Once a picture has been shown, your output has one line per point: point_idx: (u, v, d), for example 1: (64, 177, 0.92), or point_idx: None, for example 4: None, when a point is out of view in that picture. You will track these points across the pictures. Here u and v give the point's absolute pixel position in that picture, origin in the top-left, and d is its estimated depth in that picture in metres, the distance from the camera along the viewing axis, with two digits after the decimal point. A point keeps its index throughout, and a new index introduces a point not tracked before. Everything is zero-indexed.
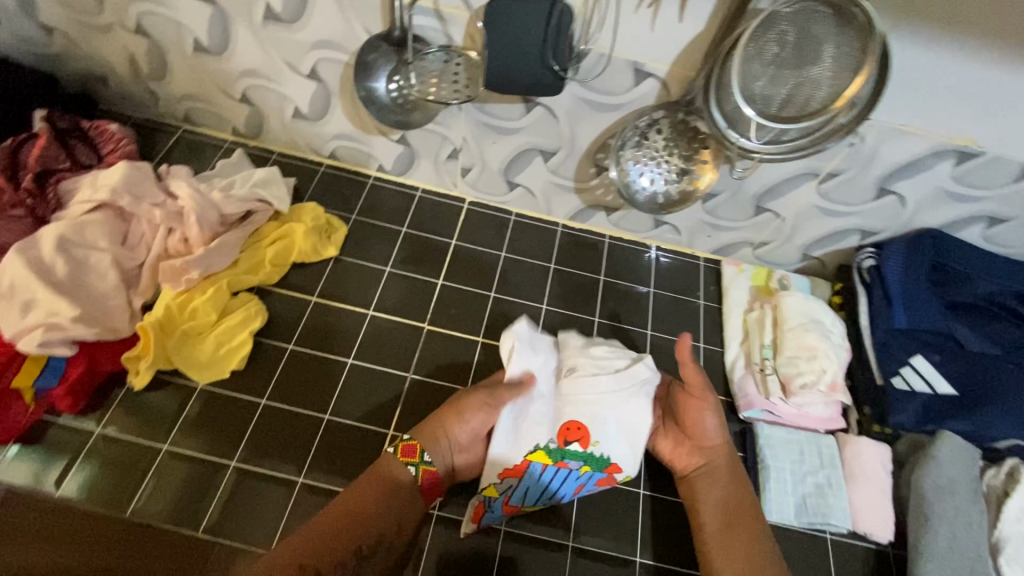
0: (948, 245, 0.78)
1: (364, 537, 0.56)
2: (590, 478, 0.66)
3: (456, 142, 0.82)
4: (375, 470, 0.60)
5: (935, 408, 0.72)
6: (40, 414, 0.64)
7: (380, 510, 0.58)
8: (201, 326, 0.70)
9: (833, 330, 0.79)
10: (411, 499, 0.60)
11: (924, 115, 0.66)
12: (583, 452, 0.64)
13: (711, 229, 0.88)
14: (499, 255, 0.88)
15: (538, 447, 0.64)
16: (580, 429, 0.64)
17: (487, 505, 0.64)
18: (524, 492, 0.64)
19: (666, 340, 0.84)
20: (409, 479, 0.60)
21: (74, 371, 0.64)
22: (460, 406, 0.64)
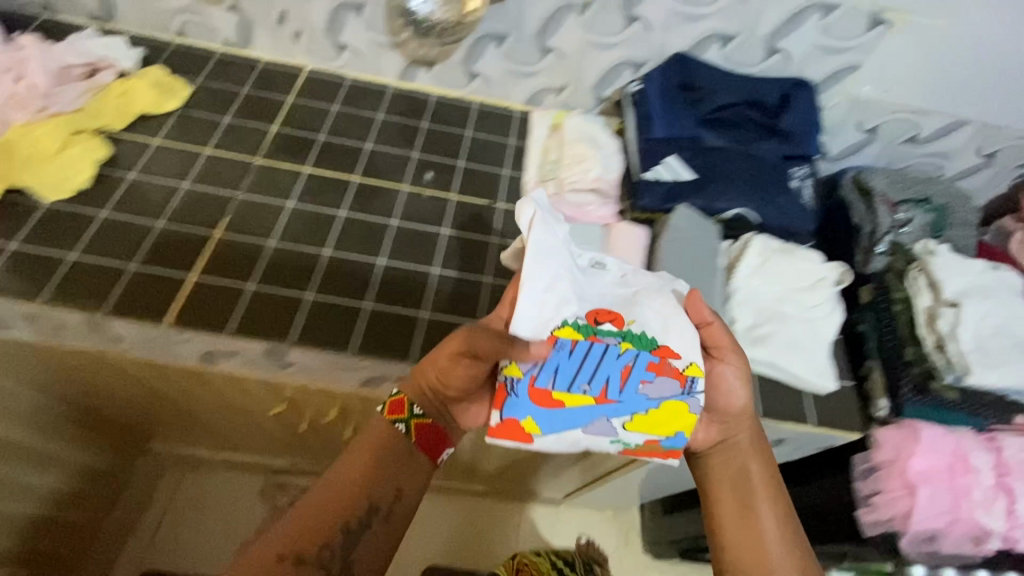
0: (694, 65, 0.93)
1: (354, 514, 0.57)
2: (636, 358, 0.61)
3: (280, 5, 0.96)
4: (373, 443, 0.61)
5: (677, 191, 0.88)
6: None
7: (374, 480, 0.59)
8: (41, 152, 0.82)
9: (606, 146, 0.95)
10: (408, 460, 0.61)
11: None
12: (619, 331, 0.62)
13: (516, 78, 1.01)
14: (332, 109, 1.00)
15: (566, 323, 0.61)
16: (611, 312, 0.63)
17: (508, 387, 0.62)
18: (553, 373, 0.61)
19: (476, 170, 0.98)
20: (395, 434, 0.62)
21: None
22: (433, 361, 0.63)
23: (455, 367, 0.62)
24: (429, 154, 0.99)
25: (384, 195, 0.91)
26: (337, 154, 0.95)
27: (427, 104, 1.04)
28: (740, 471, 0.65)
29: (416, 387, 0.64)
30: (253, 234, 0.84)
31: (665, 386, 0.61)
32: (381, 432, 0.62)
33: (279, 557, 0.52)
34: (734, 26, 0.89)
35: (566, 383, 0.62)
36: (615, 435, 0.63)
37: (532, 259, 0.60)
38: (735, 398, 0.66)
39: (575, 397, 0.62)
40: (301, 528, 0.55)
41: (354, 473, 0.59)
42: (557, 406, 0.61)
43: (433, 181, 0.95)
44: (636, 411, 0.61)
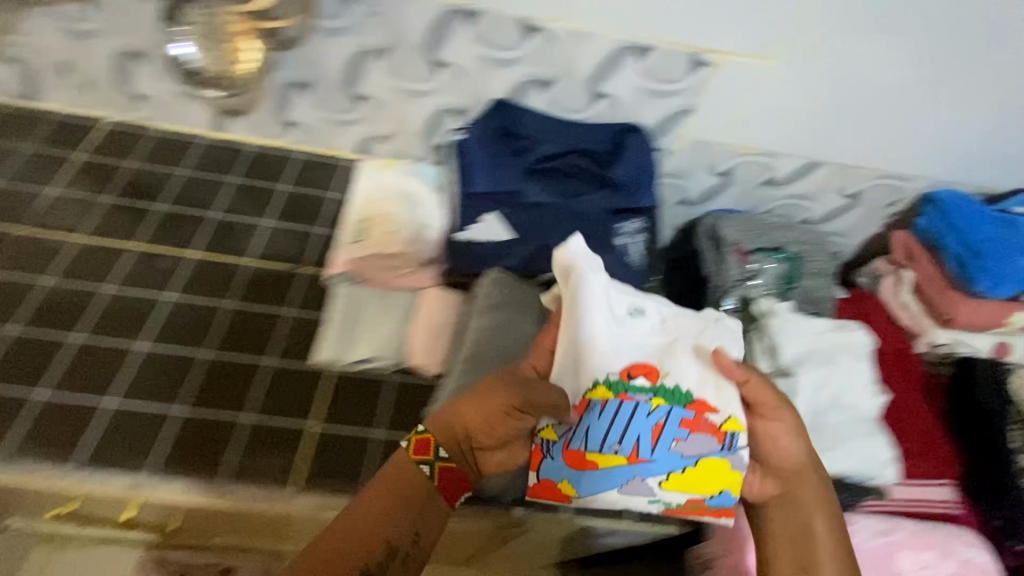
0: (516, 112, 0.85)
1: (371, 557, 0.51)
2: (669, 415, 0.58)
3: (59, 55, 0.86)
4: (391, 480, 0.55)
5: (489, 253, 0.79)
6: None
7: (389, 522, 0.53)
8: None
9: (424, 202, 0.86)
10: (425, 506, 0.55)
11: None
12: (651, 385, 0.59)
13: (335, 126, 0.92)
14: (126, 165, 0.90)
15: (598, 382, 0.59)
16: (646, 364, 0.60)
17: (546, 446, 0.60)
18: (585, 435, 0.58)
19: (286, 229, 0.88)
20: (403, 458, 0.56)
21: None
22: (483, 397, 0.57)
23: (501, 416, 0.57)
24: (232, 213, 0.88)
25: (167, 265, 0.81)
26: (123, 217, 0.85)
27: (241, 156, 0.95)
28: (803, 531, 0.57)
29: (439, 423, 0.57)
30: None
31: (700, 445, 0.58)
32: (406, 471, 0.56)
33: None
34: (549, 70, 0.81)
35: (598, 444, 0.59)
36: (653, 496, 0.59)
37: (572, 299, 0.62)
38: (788, 453, 0.59)
39: (609, 456, 0.58)
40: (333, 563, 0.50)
41: (369, 512, 0.53)
42: (590, 469, 0.58)
43: (231, 245, 0.85)
44: (670, 471, 0.58)
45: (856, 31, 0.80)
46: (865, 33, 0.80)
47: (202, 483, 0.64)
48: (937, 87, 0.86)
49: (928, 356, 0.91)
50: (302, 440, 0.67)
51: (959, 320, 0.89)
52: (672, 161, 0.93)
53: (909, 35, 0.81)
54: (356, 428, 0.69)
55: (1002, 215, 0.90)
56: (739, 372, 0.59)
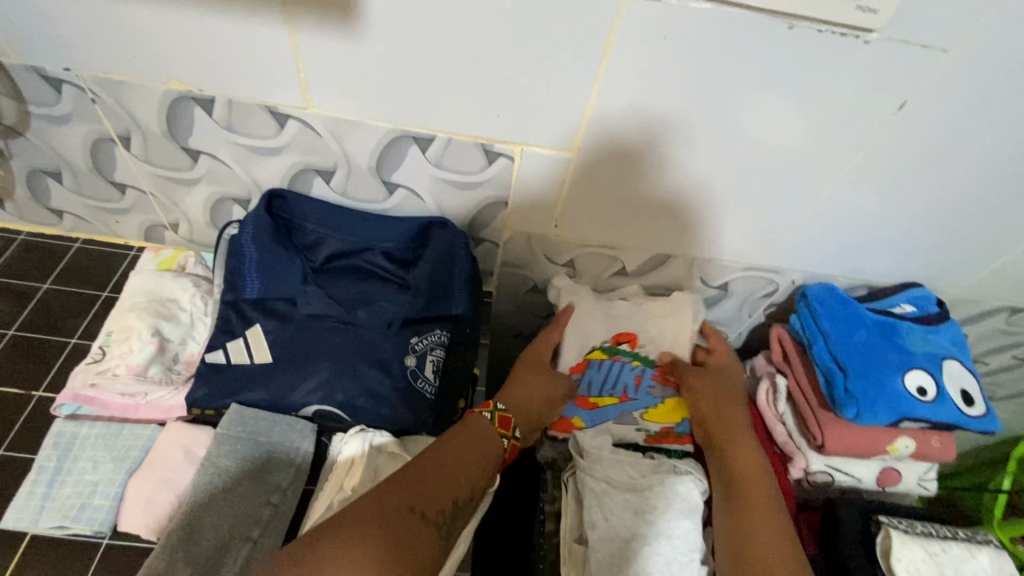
0: (297, 204, 0.73)
1: (443, 503, 0.52)
2: (645, 368, 0.76)
3: None
4: (473, 426, 0.61)
5: (247, 377, 0.67)
6: None
7: (475, 469, 0.57)
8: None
9: (186, 308, 0.73)
10: (496, 466, 0.60)
11: (117, 60, 0.60)
12: (632, 352, 0.77)
13: (110, 214, 0.80)
14: None
15: (594, 348, 0.77)
16: (629, 335, 0.78)
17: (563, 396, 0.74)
18: (591, 383, 0.75)
19: (33, 337, 0.76)
20: (485, 422, 0.62)
21: None
22: (536, 376, 0.71)
23: (550, 390, 0.70)
24: None
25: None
26: None
27: (10, 246, 0.83)
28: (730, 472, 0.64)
29: (508, 401, 0.67)
30: None
31: (666, 387, 0.76)
32: (485, 427, 0.61)
33: (409, 507, 0.50)
34: (323, 159, 0.68)
35: (599, 389, 0.75)
36: (638, 426, 0.73)
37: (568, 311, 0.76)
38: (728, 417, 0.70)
39: (608, 399, 0.74)
40: (410, 488, 0.51)
41: (450, 449, 0.57)
42: (595, 406, 0.73)
43: None
44: (649, 405, 0.74)
45: (679, 120, 0.63)
46: (689, 123, 0.64)
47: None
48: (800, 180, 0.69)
49: (800, 482, 0.77)
50: None
51: (832, 447, 0.73)
52: (502, 252, 0.81)
53: (751, 122, 0.63)
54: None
55: (884, 317, 0.76)
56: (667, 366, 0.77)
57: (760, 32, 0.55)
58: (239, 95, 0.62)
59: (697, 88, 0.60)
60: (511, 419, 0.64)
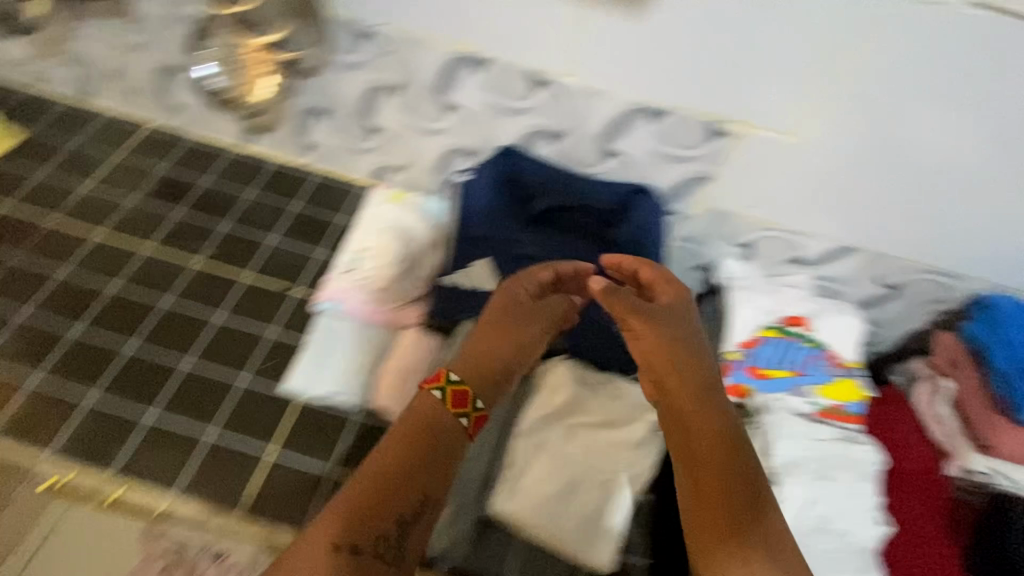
0: (523, 161, 0.83)
1: (406, 500, 0.54)
2: (815, 349, 0.80)
3: (113, 63, 0.93)
4: (411, 415, 0.58)
5: (475, 302, 0.78)
6: None
7: (417, 475, 0.55)
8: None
9: (418, 238, 0.85)
10: (451, 450, 0.57)
11: (422, 20, 0.73)
12: (803, 333, 0.82)
13: (351, 153, 0.94)
14: (156, 168, 0.96)
15: (765, 325, 0.82)
16: (799, 318, 0.83)
17: (734, 365, 0.79)
18: (762, 356, 0.79)
19: (286, 248, 0.91)
20: (434, 403, 0.59)
21: None
22: (508, 320, 0.67)
23: (511, 334, 0.66)
24: (243, 225, 0.92)
25: (169, 273, 0.85)
26: (141, 219, 0.90)
27: (263, 171, 0.98)
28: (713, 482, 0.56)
29: (465, 367, 0.62)
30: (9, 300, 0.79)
31: (835, 369, 0.79)
32: (426, 404, 0.59)
33: (336, 544, 0.50)
34: (559, 122, 0.78)
35: (771, 362, 0.79)
36: (810, 399, 0.76)
37: (733, 293, 0.85)
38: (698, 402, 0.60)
39: (779, 371, 0.78)
40: (340, 519, 0.51)
41: (377, 461, 0.55)
42: (767, 377, 0.78)
43: (236, 259, 0.88)
44: (821, 382, 0.78)
45: (887, 132, 0.72)
46: (909, 116, 0.70)
47: (157, 488, 0.68)
48: (999, 194, 0.74)
49: (958, 482, 0.78)
50: (255, 470, 0.70)
51: (999, 449, 0.77)
52: (685, 227, 0.87)
53: (976, 121, 0.69)
54: (307, 464, 0.71)
55: None
56: (603, 294, 0.67)
57: (998, 33, 0.62)
58: (511, 60, 0.73)
59: (928, 84, 0.67)
60: (470, 394, 0.60)
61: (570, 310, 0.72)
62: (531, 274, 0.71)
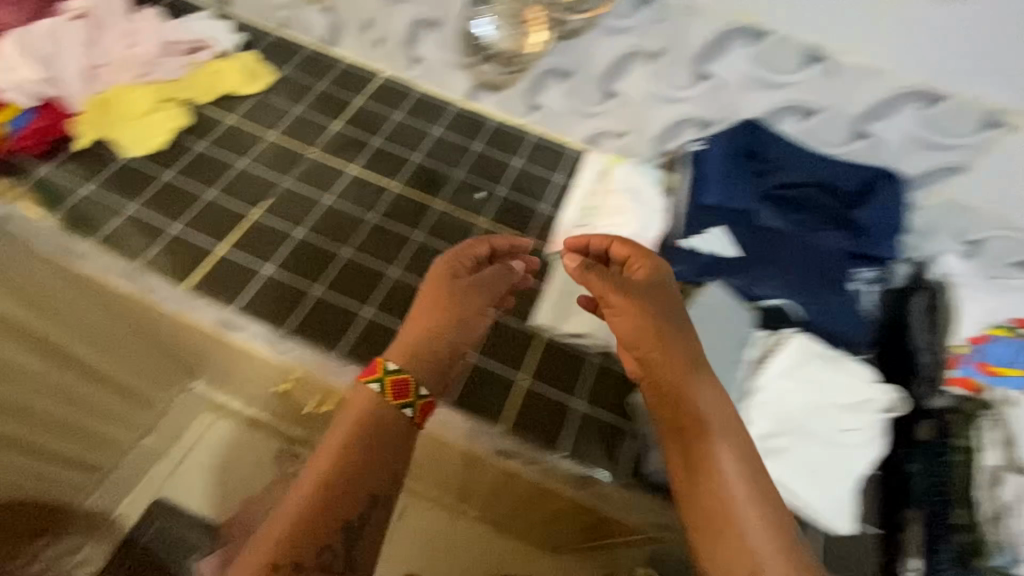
0: (766, 135, 0.86)
1: (348, 507, 0.61)
2: None
3: (369, 13, 1.00)
4: (359, 419, 0.64)
5: (714, 266, 0.82)
6: (9, 152, 0.86)
7: (358, 479, 0.62)
8: (116, 103, 0.90)
9: (651, 200, 0.90)
10: (404, 436, 0.65)
11: None
12: None
13: (577, 116, 0.99)
14: (393, 116, 1.03)
15: (995, 324, 0.81)
16: None
17: (962, 359, 0.79)
18: (996, 354, 0.78)
19: (514, 199, 0.97)
20: (374, 396, 0.65)
21: (41, 122, 0.86)
22: (441, 296, 0.72)
23: (466, 314, 0.72)
24: (474, 174, 0.99)
25: (416, 212, 0.93)
26: (386, 160, 0.98)
27: (485, 127, 1.04)
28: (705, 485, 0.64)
29: (404, 356, 0.67)
30: (285, 219, 0.88)
31: None
32: (364, 400, 0.64)
33: (272, 563, 0.56)
34: (819, 100, 0.80)
35: (1005, 361, 0.78)
36: None
37: (962, 293, 0.84)
38: (702, 401, 0.67)
39: (1014, 370, 0.77)
40: (287, 529, 0.58)
41: (333, 443, 0.63)
42: (1000, 375, 0.77)
43: (472, 205, 0.95)
44: None
45: None
46: None
47: None
48: None
49: None
50: (512, 389, 0.80)
51: None
52: (915, 218, 0.87)
53: None
54: (556, 391, 0.80)
55: None
56: (581, 272, 0.74)
57: None
58: (793, 33, 0.75)
59: None
60: (412, 381, 0.66)
61: (511, 274, 0.79)
62: (467, 251, 0.77)
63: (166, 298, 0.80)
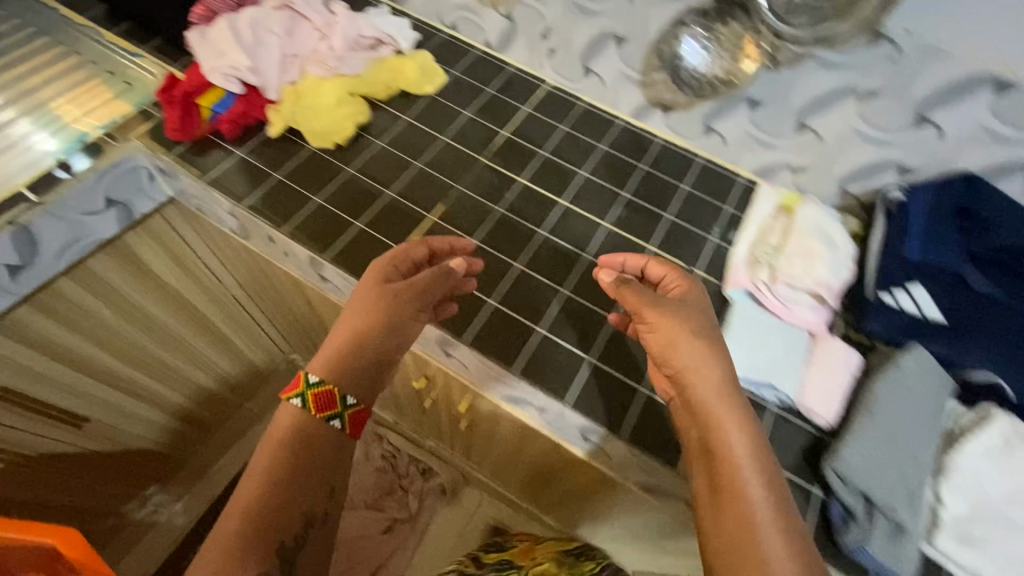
0: (984, 188, 0.78)
1: (292, 519, 0.70)
2: None
3: (549, 22, 0.99)
4: (282, 434, 0.72)
5: (916, 327, 0.77)
6: (210, 133, 0.92)
7: (295, 500, 0.70)
8: (311, 91, 0.93)
9: (840, 245, 0.84)
10: (335, 456, 0.74)
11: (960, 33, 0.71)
12: None
13: (756, 146, 0.94)
14: (559, 127, 1.02)
15: None
16: None
17: None
18: None
19: (683, 227, 0.94)
20: (298, 411, 0.72)
21: (238, 107, 0.90)
22: (382, 291, 0.75)
23: (399, 325, 0.75)
24: (640, 197, 0.97)
25: (585, 229, 0.92)
26: (553, 174, 0.98)
27: (651, 146, 1.01)
28: (721, 499, 0.61)
29: (325, 368, 0.72)
30: (459, 228, 0.90)
31: None
32: (287, 413, 0.72)
33: None
34: None
35: None
36: None
37: None
38: (698, 370, 0.66)
39: None
40: (244, 542, 0.66)
41: (286, 477, 0.70)
42: None
43: (639, 230, 0.93)
44: None
45: None
46: None
47: (605, 429, 0.77)
48: None
49: None
50: None
51: None
52: None
53: None
54: None
55: None
56: (615, 286, 0.72)
57: None
58: None
59: None
60: (336, 394, 0.72)
61: (445, 273, 0.77)
62: (386, 265, 0.77)
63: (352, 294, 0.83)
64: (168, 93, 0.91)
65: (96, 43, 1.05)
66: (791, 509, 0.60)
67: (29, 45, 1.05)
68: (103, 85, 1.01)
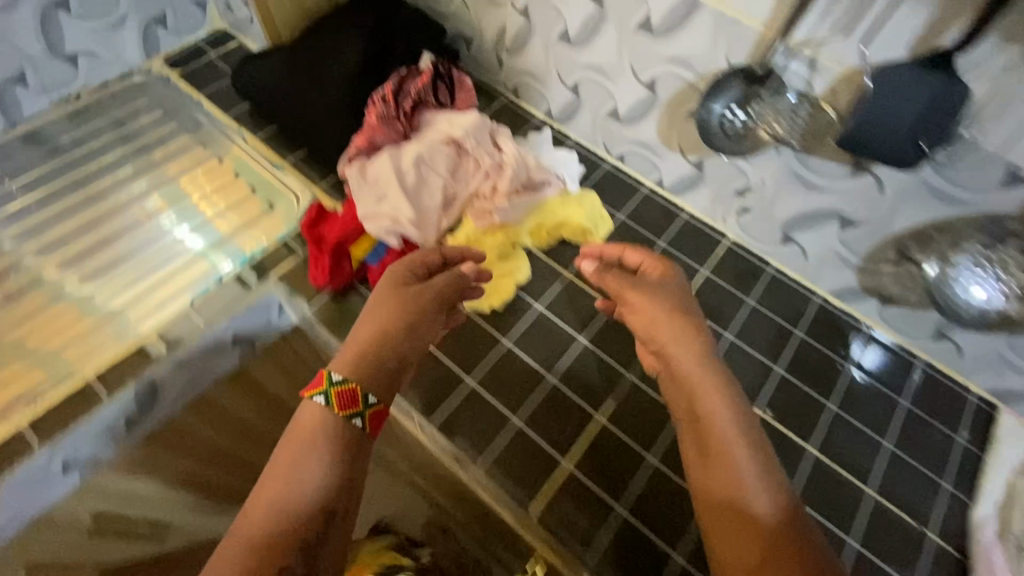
0: None
1: (311, 525, 0.52)
2: None
3: (751, 182, 0.83)
4: (295, 431, 0.56)
5: None
6: (355, 280, 0.83)
7: (313, 497, 0.53)
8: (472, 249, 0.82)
9: None
10: (362, 447, 0.58)
11: None
12: None
13: (1004, 368, 0.76)
14: (745, 303, 0.87)
15: None
16: None
17: None
18: None
19: (908, 463, 0.75)
20: (322, 410, 0.56)
21: (389, 259, 0.81)
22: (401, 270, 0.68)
23: (424, 323, 0.64)
24: (850, 414, 0.78)
25: (789, 458, 0.74)
26: (744, 369, 0.81)
27: (855, 338, 0.85)
28: (726, 486, 0.54)
29: (348, 365, 0.59)
30: (632, 438, 0.73)
31: None
32: (305, 416, 0.57)
33: None
34: None
35: None
36: None
37: None
38: (682, 351, 0.62)
39: None
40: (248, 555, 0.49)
41: (300, 472, 0.54)
42: None
43: (850, 460, 0.75)
44: None
45: None
46: None
47: None
48: None
49: None
50: None
51: None
52: None
53: None
54: None
55: None
56: (596, 274, 0.72)
57: None
58: None
59: None
60: (360, 392, 0.57)
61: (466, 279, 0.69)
62: (408, 265, 0.68)
63: (514, 519, 0.68)
64: (315, 231, 0.84)
65: (239, 146, 0.97)
66: (785, 482, 0.55)
67: (175, 144, 0.99)
68: (244, 198, 0.92)
